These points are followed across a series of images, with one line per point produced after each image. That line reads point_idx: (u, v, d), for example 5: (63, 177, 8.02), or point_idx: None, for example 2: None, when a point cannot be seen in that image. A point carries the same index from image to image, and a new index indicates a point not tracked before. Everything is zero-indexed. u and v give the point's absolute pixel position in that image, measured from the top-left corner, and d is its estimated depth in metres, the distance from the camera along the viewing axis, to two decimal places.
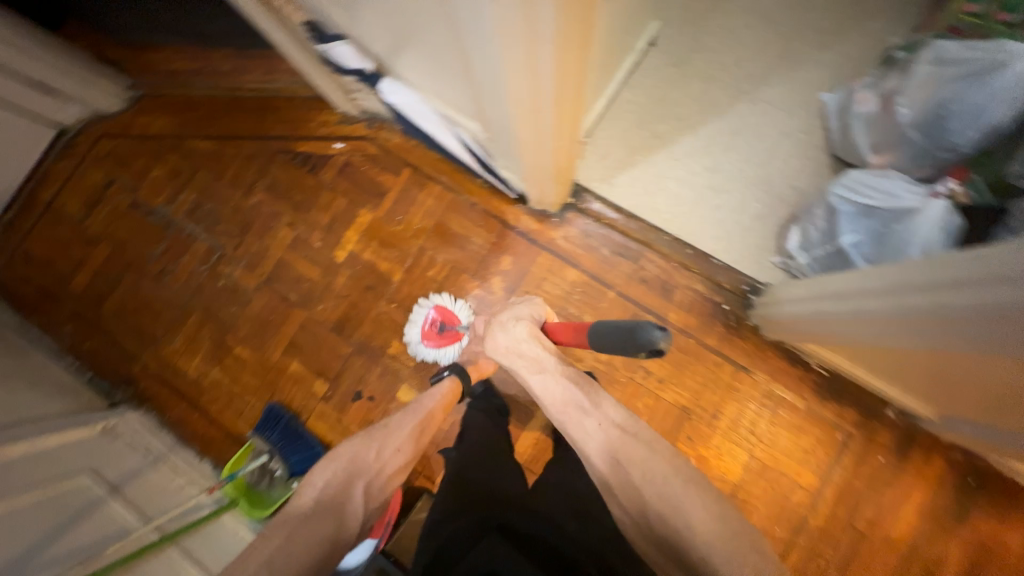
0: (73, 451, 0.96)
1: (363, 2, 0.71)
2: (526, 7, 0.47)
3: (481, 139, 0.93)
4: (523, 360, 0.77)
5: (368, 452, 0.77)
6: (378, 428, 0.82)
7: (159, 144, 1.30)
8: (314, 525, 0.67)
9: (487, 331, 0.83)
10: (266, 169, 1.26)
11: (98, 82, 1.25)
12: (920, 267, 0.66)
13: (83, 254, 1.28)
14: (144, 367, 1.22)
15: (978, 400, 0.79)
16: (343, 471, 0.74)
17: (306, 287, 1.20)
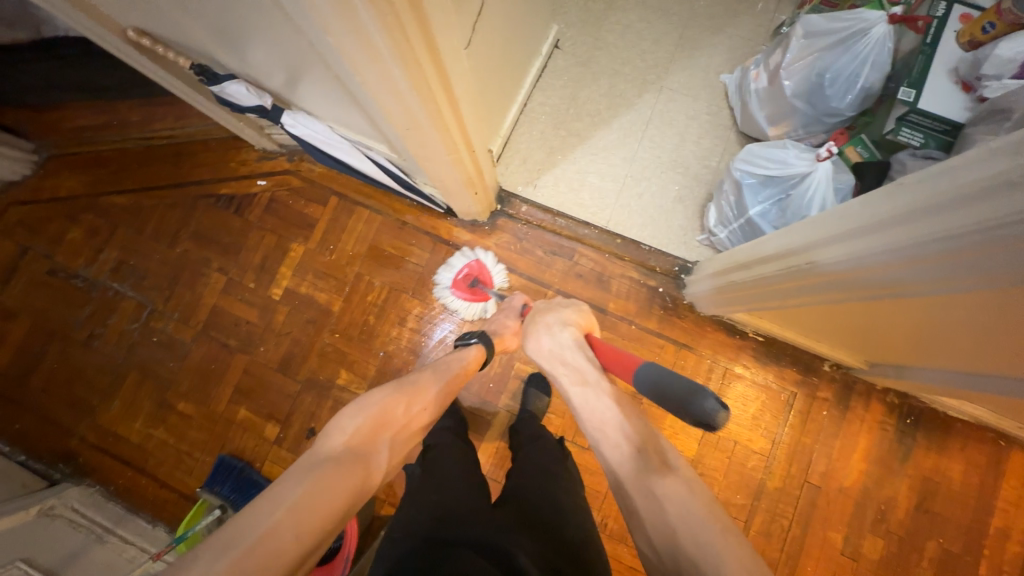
0: (3, 540, 0.90)
1: (239, 39, 0.71)
2: (362, 36, 0.46)
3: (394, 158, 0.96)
4: (567, 367, 0.73)
5: (398, 406, 0.68)
6: (407, 383, 0.73)
7: (73, 205, 1.25)
8: (344, 472, 0.56)
9: (536, 332, 0.80)
10: (189, 216, 1.23)
11: (0, 151, 1.18)
12: (828, 223, 0.66)
13: (3, 330, 1.21)
14: (82, 439, 1.16)
15: (907, 342, 0.82)
16: (374, 419, 0.65)
17: (246, 330, 1.17)
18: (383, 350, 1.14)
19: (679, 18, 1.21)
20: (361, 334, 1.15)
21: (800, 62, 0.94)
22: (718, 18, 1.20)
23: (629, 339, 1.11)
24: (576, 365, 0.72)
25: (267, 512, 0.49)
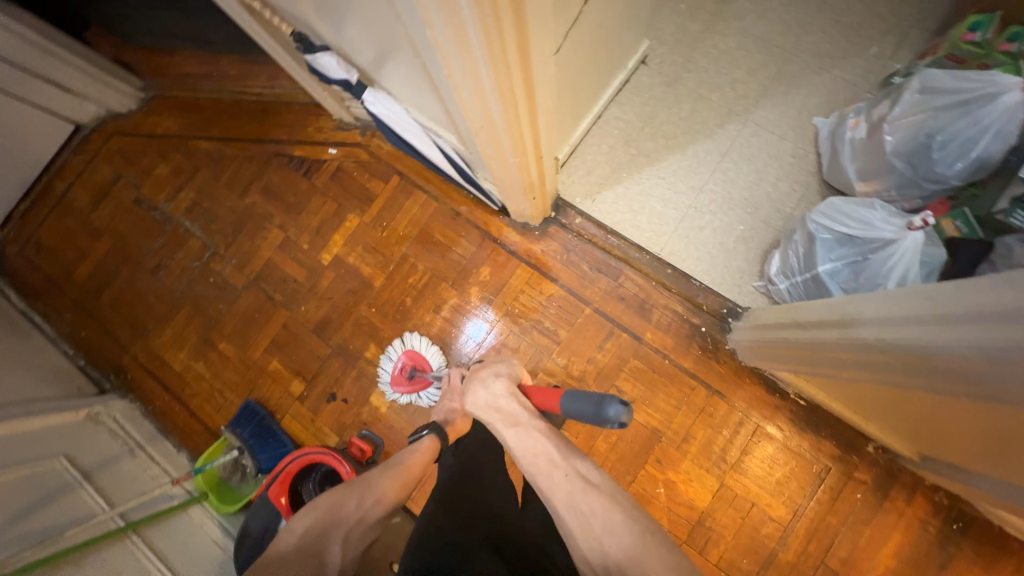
0: (55, 434, 1.01)
1: (339, 14, 0.74)
2: (458, 30, 0.46)
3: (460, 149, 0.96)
4: (499, 412, 0.77)
5: (349, 503, 0.73)
6: (360, 477, 0.77)
7: (165, 143, 1.35)
8: (291, 574, 0.62)
9: (471, 384, 0.83)
10: (262, 171, 1.30)
11: (112, 83, 1.31)
12: (921, 301, 0.58)
13: (88, 245, 1.33)
14: (134, 357, 1.26)
15: (968, 446, 0.74)
16: (322, 519, 0.71)
17: (291, 288, 1.23)
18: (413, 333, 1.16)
19: (781, 52, 1.14)
20: (396, 314, 1.18)
21: (908, 118, 0.85)
22: (824, 57, 1.13)
23: (660, 373, 1.07)
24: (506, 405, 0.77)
25: None
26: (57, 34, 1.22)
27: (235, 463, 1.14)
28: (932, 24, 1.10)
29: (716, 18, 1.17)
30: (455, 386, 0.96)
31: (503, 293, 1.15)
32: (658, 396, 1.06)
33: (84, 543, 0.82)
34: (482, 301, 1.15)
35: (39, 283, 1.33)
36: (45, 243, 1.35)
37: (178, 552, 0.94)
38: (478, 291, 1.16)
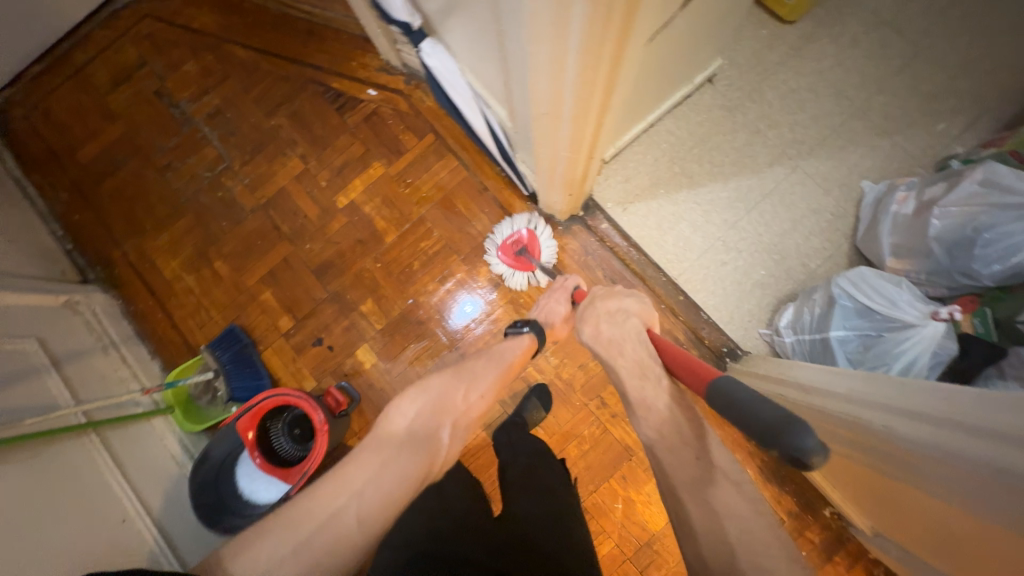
0: (30, 314, 0.99)
1: None
2: (561, 12, 0.44)
3: (507, 126, 0.92)
4: (628, 347, 0.69)
5: (456, 393, 0.72)
6: (465, 368, 0.75)
7: (199, 40, 1.27)
8: (406, 463, 0.63)
9: (591, 309, 0.78)
10: (296, 95, 1.24)
11: None
12: (907, 395, 0.61)
13: (98, 127, 1.27)
14: (124, 254, 1.22)
15: (913, 533, 0.77)
16: (432, 406, 0.69)
17: (301, 223, 1.19)
18: (414, 297, 1.14)
19: (848, 106, 1.11)
20: (401, 274, 1.15)
21: (961, 207, 0.84)
22: (889, 122, 1.10)
23: None
24: (641, 348, 0.69)
25: (329, 501, 0.58)
26: None
27: (207, 384, 1.11)
28: (1004, 116, 1.07)
29: (793, 54, 1.13)
30: (566, 288, 0.90)
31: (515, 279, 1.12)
32: None
33: (45, 433, 0.81)
34: (490, 282, 1.13)
35: (39, 155, 1.26)
36: (54, 114, 1.28)
37: (133, 466, 0.94)
38: (489, 271, 1.14)
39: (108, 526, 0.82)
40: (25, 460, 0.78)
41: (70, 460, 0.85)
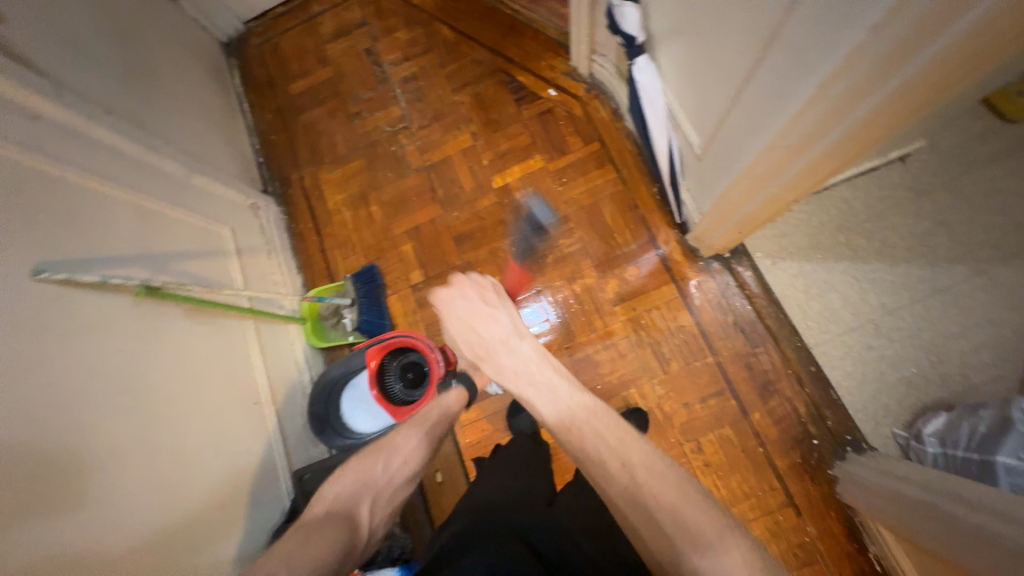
0: (227, 205, 1.15)
1: None
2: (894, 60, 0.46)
3: (693, 156, 0.95)
4: (489, 322, 0.68)
5: (377, 465, 0.65)
6: (386, 438, 0.69)
7: (416, 14, 1.44)
8: (330, 533, 0.54)
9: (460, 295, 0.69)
10: (482, 78, 1.35)
11: None
12: None
13: (311, 68, 1.46)
14: (300, 178, 1.38)
15: None
16: (354, 482, 0.62)
17: (454, 192, 1.28)
18: (538, 288, 1.18)
19: None
20: (532, 263, 1.19)
21: None
22: None
23: (746, 456, 1.03)
24: (493, 322, 0.68)
25: None
26: None
27: (336, 309, 1.20)
28: None
29: (1009, 153, 1.05)
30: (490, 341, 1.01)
31: (646, 300, 1.13)
32: (734, 476, 1.03)
33: (224, 305, 0.94)
34: (615, 295, 1.15)
35: (260, 79, 1.48)
36: (281, 48, 1.49)
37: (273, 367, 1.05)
38: (617, 285, 1.15)
39: (244, 415, 0.92)
40: (207, 335, 0.90)
41: (236, 344, 0.97)
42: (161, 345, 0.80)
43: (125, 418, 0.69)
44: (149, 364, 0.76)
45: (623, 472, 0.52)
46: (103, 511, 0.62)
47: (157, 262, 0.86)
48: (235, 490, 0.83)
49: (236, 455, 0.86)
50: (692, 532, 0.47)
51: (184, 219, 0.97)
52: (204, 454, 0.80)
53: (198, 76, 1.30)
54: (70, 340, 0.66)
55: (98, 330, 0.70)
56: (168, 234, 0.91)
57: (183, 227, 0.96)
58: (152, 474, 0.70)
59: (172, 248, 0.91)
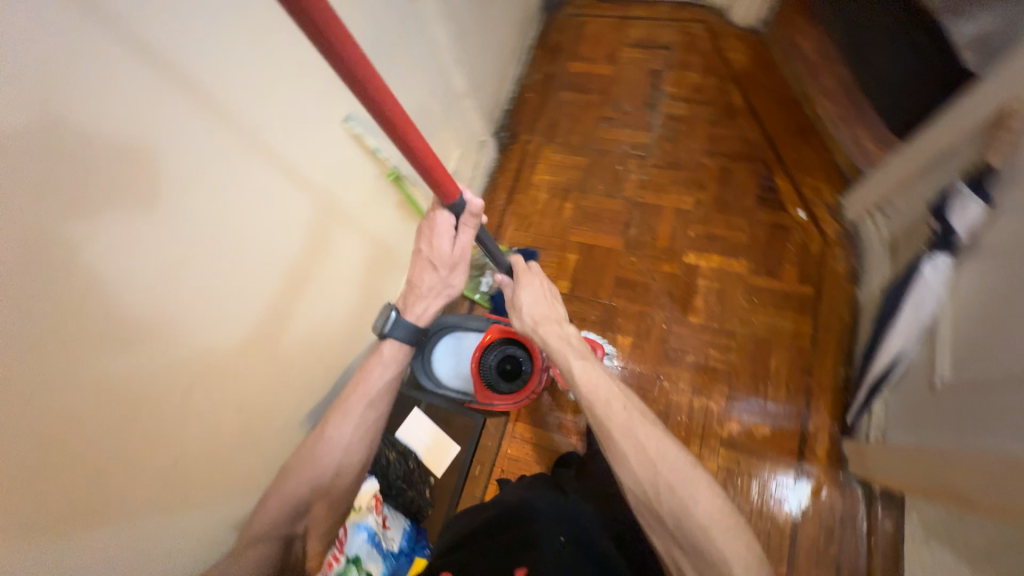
0: (469, 132, 1.26)
1: None
2: None
3: (929, 386, 0.81)
4: (540, 298, 0.82)
5: (300, 489, 0.64)
6: (308, 451, 0.66)
7: (718, 68, 1.43)
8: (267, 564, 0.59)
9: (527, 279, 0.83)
10: (740, 159, 1.30)
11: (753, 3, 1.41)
12: None
13: (598, 59, 1.52)
14: (526, 141, 1.45)
15: None
16: (277, 511, 0.63)
17: (644, 239, 1.26)
18: (659, 374, 1.12)
19: None
20: (671, 350, 1.13)
21: None
22: None
23: None
24: (541, 297, 0.82)
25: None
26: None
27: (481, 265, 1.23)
28: None
29: None
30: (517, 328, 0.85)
31: (757, 467, 1.02)
32: None
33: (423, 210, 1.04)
34: (728, 436, 1.05)
35: (551, 44, 1.58)
36: (586, 28, 1.58)
37: (356, 302, 0.99)
38: (737, 430, 1.05)
39: (303, 342, 0.86)
40: (321, 248, 0.84)
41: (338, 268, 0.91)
42: (273, 237, 0.74)
43: (202, 291, 0.64)
44: (254, 248, 0.71)
45: (622, 413, 0.66)
46: (123, 376, 0.55)
47: (406, 149, 0.97)
48: (264, 403, 0.79)
49: (265, 380, 0.79)
50: (677, 482, 0.59)
51: (439, 126, 1.08)
52: (243, 362, 0.73)
53: (513, 16, 1.43)
54: (203, 194, 0.61)
55: (232, 196, 0.65)
56: (424, 132, 1.02)
57: (435, 132, 1.07)
58: (187, 357, 0.63)
59: (421, 144, 1.02)
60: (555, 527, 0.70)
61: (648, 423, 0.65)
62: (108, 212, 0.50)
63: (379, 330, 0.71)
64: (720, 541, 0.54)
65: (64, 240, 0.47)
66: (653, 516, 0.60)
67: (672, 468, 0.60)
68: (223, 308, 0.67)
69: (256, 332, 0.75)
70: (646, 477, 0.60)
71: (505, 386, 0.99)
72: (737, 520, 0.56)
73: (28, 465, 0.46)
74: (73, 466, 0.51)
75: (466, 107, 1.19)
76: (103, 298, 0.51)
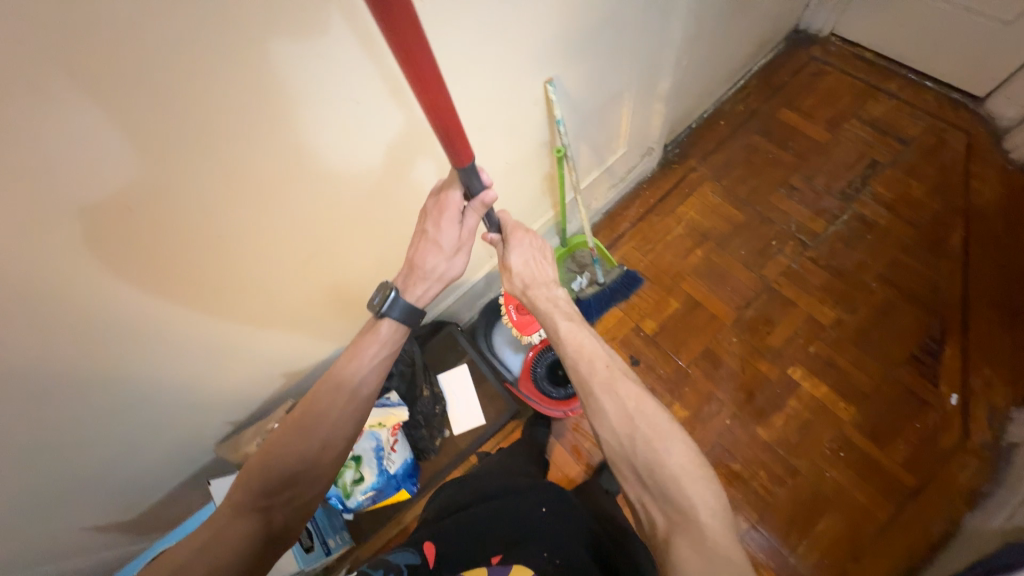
0: (644, 136, 1.18)
1: None
2: None
3: None
4: (530, 257, 0.74)
5: (291, 457, 0.59)
6: (301, 415, 0.60)
7: (952, 193, 1.19)
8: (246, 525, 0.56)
9: (517, 238, 0.74)
10: (917, 305, 1.10)
11: None
12: None
13: (818, 119, 1.33)
14: (692, 168, 1.34)
15: None
16: (267, 479, 0.57)
17: (756, 328, 1.14)
18: None
19: None
20: (720, 448, 1.05)
21: None
22: None
23: None
24: (529, 254, 0.73)
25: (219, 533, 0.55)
26: None
27: (584, 264, 1.20)
28: None
29: None
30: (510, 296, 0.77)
31: None
32: None
33: (563, 193, 1.02)
34: None
35: (776, 81, 1.40)
36: (822, 80, 1.38)
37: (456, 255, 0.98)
38: None
39: (380, 270, 0.83)
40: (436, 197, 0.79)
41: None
42: (414, 174, 0.72)
43: (328, 192, 0.63)
44: (392, 174, 0.69)
45: (605, 370, 0.61)
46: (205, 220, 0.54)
47: (581, 130, 0.94)
48: (326, 301, 0.80)
49: (328, 287, 0.77)
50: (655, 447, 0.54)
51: (621, 119, 1.03)
52: (325, 266, 0.73)
53: (754, 36, 1.28)
54: (376, 110, 0.59)
55: (400, 124, 0.63)
56: (605, 119, 0.98)
57: (614, 123, 1.03)
58: (265, 235, 0.61)
59: (596, 131, 0.99)
60: (517, 507, 0.72)
61: (630, 379, 0.60)
62: (287, 88, 0.50)
63: (375, 308, 0.65)
64: (690, 491, 0.51)
65: (243, 92, 0.47)
66: (627, 470, 0.56)
67: (651, 423, 0.56)
68: (339, 213, 0.67)
69: (358, 245, 0.75)
70: (623, 427, 0.56)
71: (548, 387, 0.98)
72: (707, 472, 0.53)
73: (128, 251, 0.51)
74: (164, 273, 0.55)
75: (656, 110, 1.11)
76: (247, 154, 0.52)
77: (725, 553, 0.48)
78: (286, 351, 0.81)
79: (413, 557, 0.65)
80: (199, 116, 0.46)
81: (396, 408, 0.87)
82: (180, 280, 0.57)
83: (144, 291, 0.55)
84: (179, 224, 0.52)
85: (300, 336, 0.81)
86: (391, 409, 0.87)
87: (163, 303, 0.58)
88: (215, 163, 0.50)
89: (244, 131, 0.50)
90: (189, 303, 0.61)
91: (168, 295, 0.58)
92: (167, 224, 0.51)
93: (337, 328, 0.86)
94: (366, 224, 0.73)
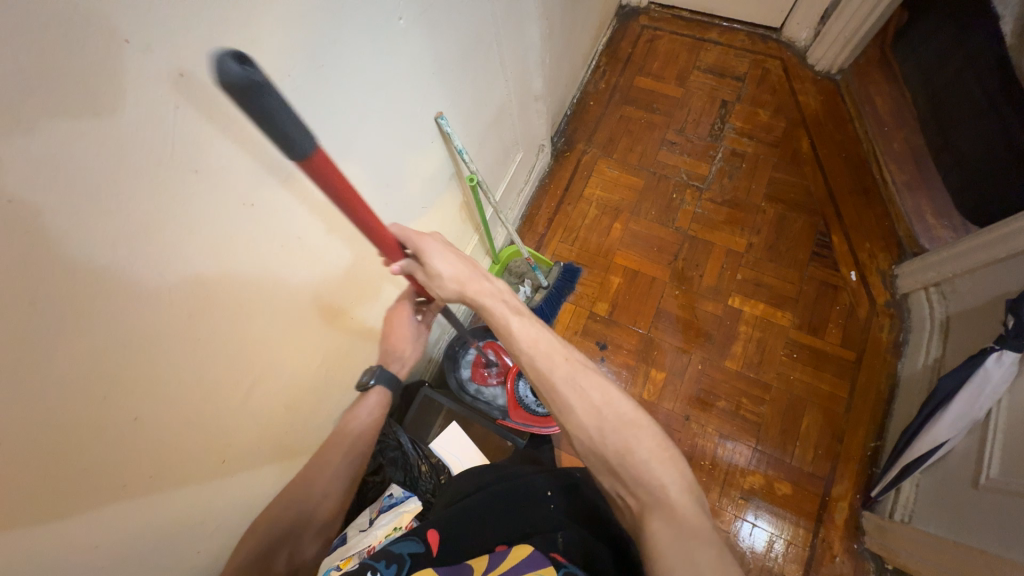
0: (534, 136, 1.21)
1: None
2: None
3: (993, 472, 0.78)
4: (451, 255, 0.61)
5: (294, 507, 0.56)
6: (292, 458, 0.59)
7: (789, 109, 1.40)
8: None
9: (426, 244, 0.60)
10: (800, 210, 1.27)
11: (838, 53, 1.36)
12: None
13: (668, 77, 1.47)
14: (583, 151, 1.40)
15: None
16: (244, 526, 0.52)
17: (691, 275, 1.23)
18: (688, 413, 1.11)
19: None
20: (705, 393, 1.13)
21: None
22: None
23: None
24: (455, 257, 0.61)
25: None
26: (863, 20, 1.25)
27: (522, 272, 1.20)
28: None
29: None
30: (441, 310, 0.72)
31: (775, 524, 1.01)
32: None
33: (482, 215, 1.00)
34: (746, 487, 1.05)
35: (622, 54, 1.52)
36: (659, 43, 1.53)
37: None
38: (759, 483, 1.05)
39: (315, 365, 0.73)
40: (350, 269, 0.72)
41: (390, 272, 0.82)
42: (316, 257, 0.64)
43: (229, 317, 0.54)
44: (296, 270, 0.61)
45: (565, 364, 0.55)
46: (90, 411, 0.42)
47: (478, 147, 0.93)
48: (271, 426, 0.68)
49: (262, 413, 0.66)
50: (627, 436, 0.50)
51: (508, 127, 1.04)
52: (252, 396, 0.62)
53: (592, 22, 1.37)
54: (253, 214, 0.52)
55: (282, 214, 0.56)
56: (495, 131, 0.98)
57: (504, 132, 1.02)
58: (170, 399, 0.50)
59: (490, 145, 0.98)
60: (519, 485, 0.68)
61: (592, 371, 0.55)
62: (137, 225, 0.40)
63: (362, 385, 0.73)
64: (660, 472, 0.48)
65: (100, 237, 0.38)
66: (598, 464, 0.52)
67: (618, 413, 0.52)
68: (244, 336, 0.57)
69: (282, 360, 0.65)
70: (591, 423, 0.52)
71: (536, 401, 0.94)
72: (674, 449, 0.51)
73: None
74: (46, 499, 0.41)
75: (535, 109, 1.14)
76: (115, 313, 0.41)
77: (696, 531, 0.45)
78: (253, 493, 0.70)
79: (417, 546, 0.58)
80: (39, 289, 0.35)
81: (405, 504, 0.79)
82: (82, 486, 0.44)
83: (38, 521, 0.41)
84: (42, 435, 0.39)
85: (264, 469, 0.71)
86: (399, 506, 0.79)
87: (71, 522, 0.44)
88: (67, 343, 0.39)
89: (101, 288, 0.40)
90: (89, 517, 0.46)
91: (71, 510, 0.44)
92: (18, 440, 0.37)
93: (300, 442, 0.77)
94: (285, 330, 0.64)
